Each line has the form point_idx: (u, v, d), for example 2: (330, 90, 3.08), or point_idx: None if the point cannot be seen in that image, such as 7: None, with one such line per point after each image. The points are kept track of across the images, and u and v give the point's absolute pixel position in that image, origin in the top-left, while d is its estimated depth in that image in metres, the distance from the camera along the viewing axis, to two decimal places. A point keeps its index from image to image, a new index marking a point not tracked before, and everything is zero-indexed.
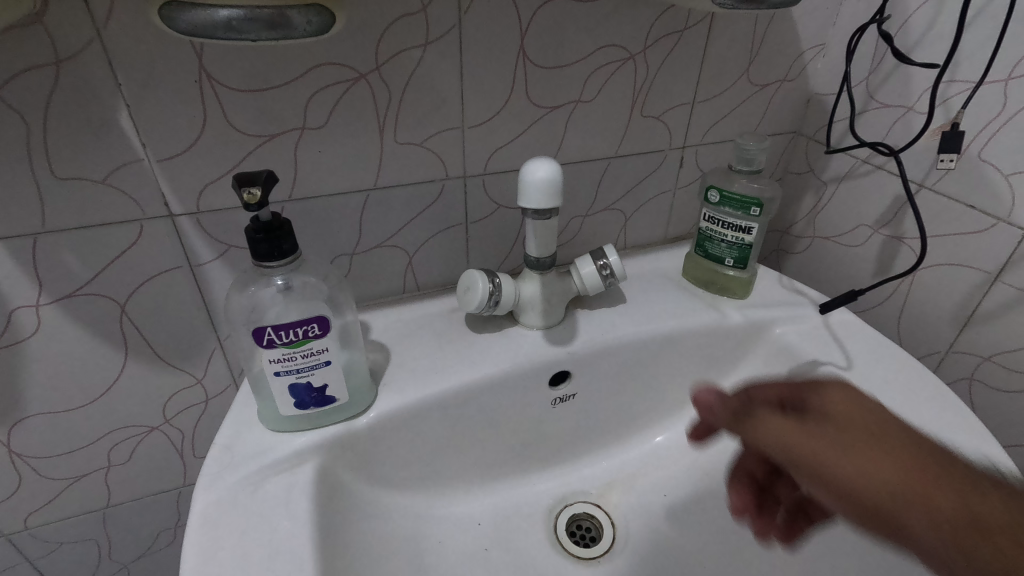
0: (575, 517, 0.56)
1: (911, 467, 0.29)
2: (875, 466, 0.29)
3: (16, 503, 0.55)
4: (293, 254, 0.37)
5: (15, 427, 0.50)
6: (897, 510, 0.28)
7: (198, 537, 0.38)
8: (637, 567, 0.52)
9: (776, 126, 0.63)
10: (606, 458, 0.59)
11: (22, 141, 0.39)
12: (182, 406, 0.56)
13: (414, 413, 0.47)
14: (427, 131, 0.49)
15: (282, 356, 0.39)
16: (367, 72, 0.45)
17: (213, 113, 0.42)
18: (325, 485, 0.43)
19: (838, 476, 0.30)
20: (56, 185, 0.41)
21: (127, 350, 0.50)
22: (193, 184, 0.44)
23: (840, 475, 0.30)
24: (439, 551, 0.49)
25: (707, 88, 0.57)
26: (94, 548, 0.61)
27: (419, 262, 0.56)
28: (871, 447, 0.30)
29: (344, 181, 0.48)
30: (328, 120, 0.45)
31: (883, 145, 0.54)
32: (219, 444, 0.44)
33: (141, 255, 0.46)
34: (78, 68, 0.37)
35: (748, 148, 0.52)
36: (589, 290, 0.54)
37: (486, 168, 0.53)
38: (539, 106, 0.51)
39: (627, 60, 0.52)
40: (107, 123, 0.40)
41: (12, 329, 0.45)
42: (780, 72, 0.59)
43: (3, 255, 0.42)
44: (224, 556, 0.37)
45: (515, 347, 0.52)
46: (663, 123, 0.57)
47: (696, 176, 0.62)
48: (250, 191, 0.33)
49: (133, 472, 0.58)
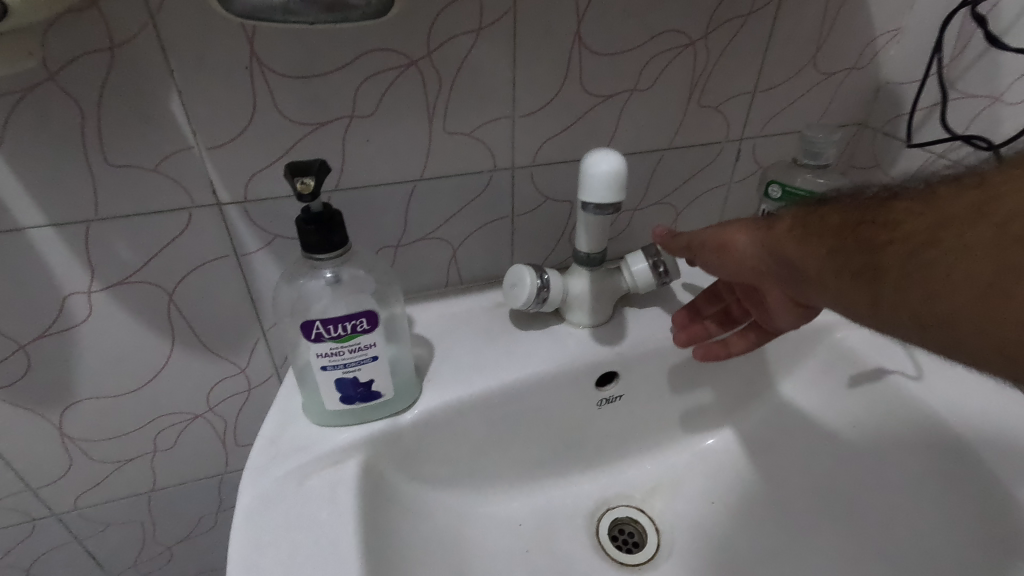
0: (618, 521, 0.54)
1: (812, 235, 0.41)
2: (787, 244, 0.42)
3: (67, 484, 0.56)
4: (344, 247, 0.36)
5: (67, 410, 0.51)
6: (817, 267, 0.40)
7: (244, 530, 0.37)
8: None
9: (842, 118, 0.59)
10: (651, 462, 0.57)
11: (77, 128, 0.38)
12: (225, 395, 0.56)
13: (459, 410, 0.46)
14: (476, 120, 0.47)
15: (329, 350, 0.39)
16: (418, 58, 0.43)
17: (263, 101, 0.41)
18: (369, 482, 0.42)
19: (754, 249, 0.45)
20: (109, 172, 0.41)
21: (174, 339, 0.50)
22: (241, 173, 0.44)
23: (754, 247, 0.45)
24: (480, 551, 0.48)
25: (770, 76, 0.53)
26: (139, 530, 0.63)
27: (463, 255, 0.55)
28: (775, 234, 0.43)
29: (391, 172, 0.47)
30: (377, 109, 0.44)
31: (982, 140, 0.52)
32: (264, 436, 0.43)
33: (190, 243, 0.46)
34: (132, 54, 0.37)
35: (816, 140, 0.49)
36: (640, 288, 0.51)
37: (535, 159, 0.51)
38: (592, 95, 0.49)
39: (687, 46, 0.49)
40: (159, 109, 0.39)
41: (65, 315, 0.46)
42: (850, 60, 0.55)
43: (57, 241, 0.42)
44: (270, 551, 0.36)
45: (561, 345, 0.50)
46: (722, 113, 0.54)
47: (752, 170, 0.59)
48: (304, 181, 0.32)
49: (177, 458, 0.59)
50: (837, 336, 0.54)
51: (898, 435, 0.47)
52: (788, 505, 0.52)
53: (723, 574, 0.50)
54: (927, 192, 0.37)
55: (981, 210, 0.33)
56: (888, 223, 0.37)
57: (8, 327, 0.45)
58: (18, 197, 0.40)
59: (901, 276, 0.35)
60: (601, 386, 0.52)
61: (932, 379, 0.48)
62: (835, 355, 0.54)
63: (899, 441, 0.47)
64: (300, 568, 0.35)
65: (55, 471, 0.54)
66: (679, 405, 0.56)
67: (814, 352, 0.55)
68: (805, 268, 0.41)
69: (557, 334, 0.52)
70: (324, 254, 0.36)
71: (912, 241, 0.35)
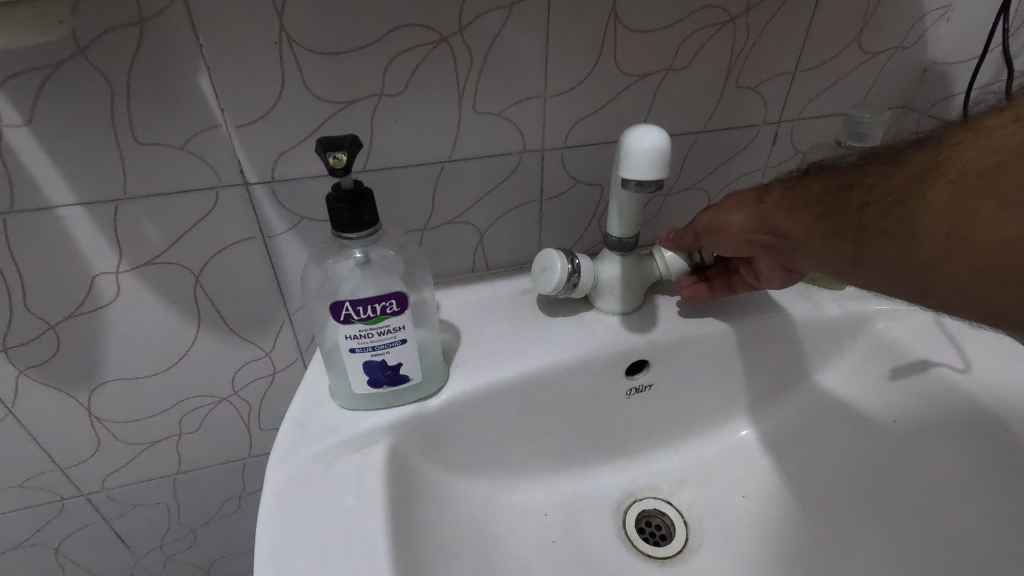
0: (645, 513, 0.53)
1: (802, 205, 0.40)
2: (779, 216, 0.42)
3: (95, 465, 0.56)
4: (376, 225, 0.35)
5: (95, 391, 0.51)
6: (810, 239, 0.40)
7: (272, 512, 0.37)
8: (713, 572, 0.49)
9: (886, 100, 0.57)
10: (679, 454, 0.56)
11: (106, 104, 0.38)
12: (250, 378, 0.56)
13: (486, 397, 0.45)
14: (507, 100, 0.46)
15: (358, 332, 0.38)
16: (449, 35, 0.42)
17: (291, 78, 0.40)
18: (396, 467, 0.41)
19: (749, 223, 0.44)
20: (137, 150, 0.40)
21: (200, 321, 0.50)
22: (269, 152, 0.43)
23: (747, 222, 0.44)
24: (506, 540, 0.47)
25: (812, 55, 0.51)
26: (164, 512, 0.63)
27: (490, 240, 0.53)
28: (765, 206, 0.43)
29: (419, 153, 0.46)
30: (407, 87, 0.43)
31: None
32: (291, 419, 0.43)
33: (217, 224, 0.45)
34: (162, 28, 0.36)
35: (862, 121, 0.46)
36: (673, 273, 0.51)
37: (566, 141, 0.50)
38: (627, 74, 0.48)
39: (726, 23, 0.47)
40: (187, 86, 0.39)
41: (93, 295, 0.46)
42: (897, 39, 0.53)
43: (86, 220, 0.42)
44: (297, 535, 0.36)
45: (591, 332, 0.49)
46: (760, 95, 0.52)
47: (790, 155, 0.57)
48: (336, 156, 0.31)
49: (202, 441, 0.59)
50: (878, 327, 0.52)
51: (948, 429, 0.45)
52: (824, 501, 0.50)
53: (754, 569, 0.48)
54: (899, 154, 0.37)
55: (937, 164, 0.33)
56: (862, 184, 0.37)
57: (38, 306, 0.45)
58: (48, 175, 0.39)
59: (873, 232, 0.35)
60: (632, 375, 0.50)
61: (982, 372, 0.46)
62: (876, 347, 0.52)
63: (946, 432, 0.45)
64: (327, 552, 0.35)
65: (83, 451, 0.55)
66: (709, 395, 0.54)
67: (854, 342, 0.53)
68: (793, 236, 0.41)
69: (586, 321, 0.50)
70: (355, 233, 0.35)
71: (881, 199, 0.35)
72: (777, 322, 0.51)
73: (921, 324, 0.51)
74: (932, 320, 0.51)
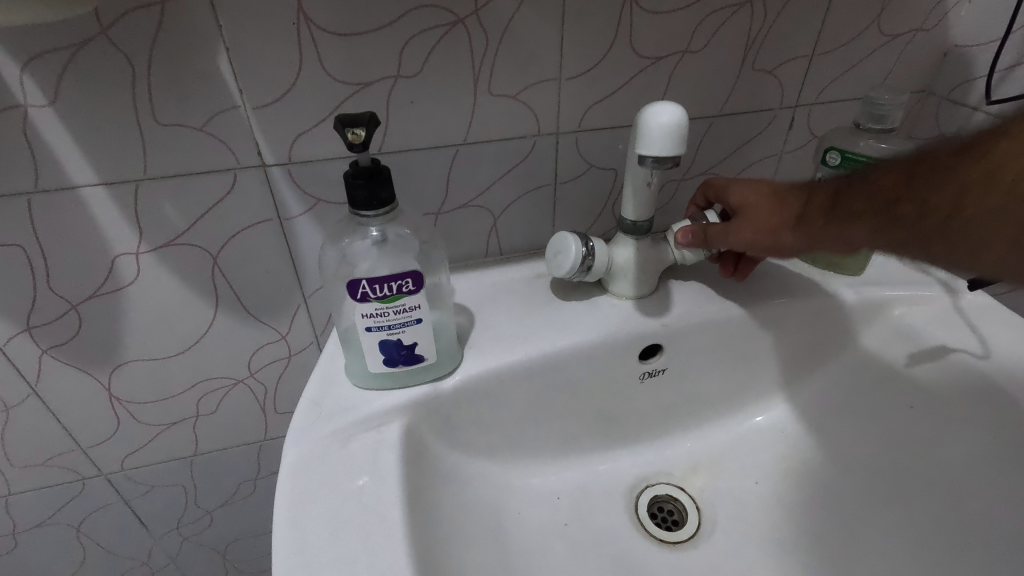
0: (658, 498, 0.53)
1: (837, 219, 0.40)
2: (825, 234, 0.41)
3: (115, 445, 0.57)
4: (392, 204, 0.36)
5: (116, 372, 0.52)
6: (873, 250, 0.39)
7: (289, 488, 0.38)
8: (725, 557, 0.49)
9: (905, 84, 0.56)
10: (692, 440, 0.56)
11: (128, 84, 0.38)
12: (266, 361, 0.57)
13: (500, 379, 0.45)
14: (522, 82, 0.46)
15: (375, 311, 0.38)
16: (465, 16, 0.42)
17: (308, 59, 0.41)
18: (411, 446, 0.42)
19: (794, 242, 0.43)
20: (158, 131, 0.41)
21: (218, 303, 0.51)
22: (286, 134, 0.43)
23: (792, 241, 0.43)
24: (519, 522, 0.48)
25: (830, 38, 0.51)
26: (182, 493, 0.64)
27: (504, 224, 0.54)
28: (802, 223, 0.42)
29: (434, 135, 0.46)
30: (423, 69, 0.43)
31: None
32: (308, 398, 0.43)
33: (235, 206, 0.46)
34: (183, 9, 0.37)
35: (881, 103, 0.46)
36: (687, 258, 0.50)
37: (580, 125, 0.50)
38: (642, 56, 0.47)
39: (744, 4, 0.47)
40: (207, 67, 0.39)
41: (114, 276, 0.46)
42: (918, 21, 0.52)
43: (108, 201, 0.43)
44: (315, 509, 0.36)
45: (605, 316, 0.49)
46: (777, 78, 0.52)
47: (806, 139, 0.57)
48: (354, 132, 0.31)
49: (219, 423, 0.60)
50: (896, 312, 0.52)
51: (968, 415, 0.45)
52: (839, 488, 0.50)
53: (768, 555, 0.48)
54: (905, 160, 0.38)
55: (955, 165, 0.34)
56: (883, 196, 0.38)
57: (61, 286, 0.46)
58: (72, 155, 0.40)
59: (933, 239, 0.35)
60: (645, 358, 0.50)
61: (1002, 358, 0.45)
62: (893, 332, 0.51)
63: (968, 421, 0.44)
64: (344, 528, 0.35)
65: (103, 431, 0.56)
66: (723, 381, 0.54)
67: (871, 327, 0.52)
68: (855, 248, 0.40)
69: (600, 305, 0.50)
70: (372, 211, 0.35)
71: (939, 208, 0.35)
72: (794, 306, 0.51)
73: (940, 310, 0.51)
74: (951, 305, 0.51)
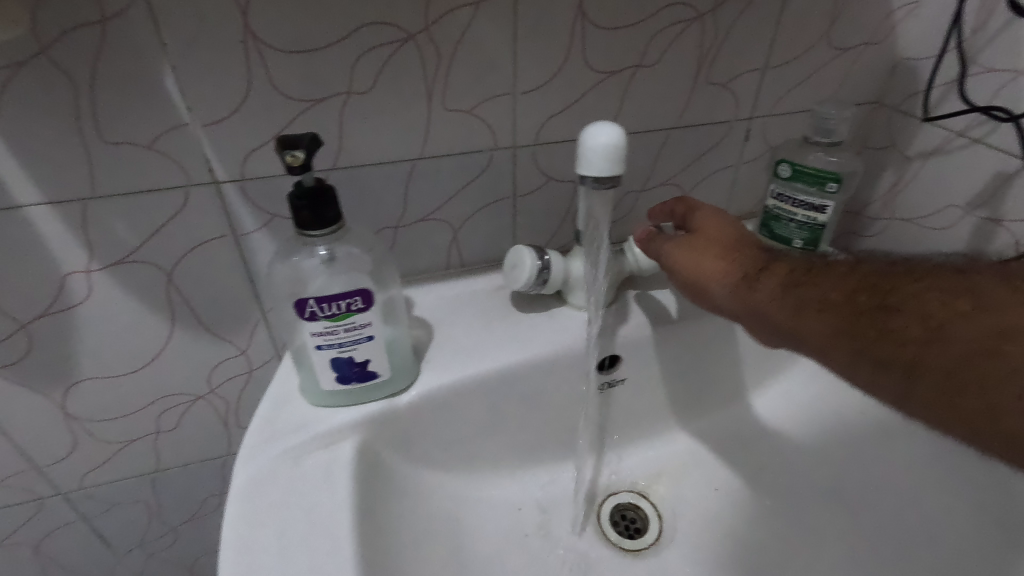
0: (620, 507, 0.54)
1: None
2: None
3: (72, 464, 0.56)
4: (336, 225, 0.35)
5: (70, 390, 0.51)
6: None
7: (239, 509, 0.37)
8: (682, 564, 0.49)
9: (856, 96, 0.57)
10: (654, 448, 0.57)
11: (71, 103, 0.38)
12: (227, 376, 0.56)
13: (458, 392, 0.46)
14: (477, 97, 0.46)
15: (324, 329, 0.38)
16: (416, 32, 0.42)
17: (257, 75, 0.40)
18: (367, 462, 0.42)
19: None
20: (104, 149, 0.40)
21: (174, 319, 0.50)
22: (238, 151, 0.43)
23: None
24: (479, 535, 0.48)
25: (781, 51, 0.52)
26: (144, 510, 0.63)
27: (464, 237, 0.54)
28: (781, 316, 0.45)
29: (389, 151, 0.46)
30: (375, 85, 0.43)
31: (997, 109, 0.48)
32: (261, 416, 0.43)
33: (188, 223, 0.45)
34: (126, 27, 0.36)
35: (827, 117, 0.47)
36: (643, 269, 0.51)
37: (537, 138, 0.50)
38: (596, 71, 0.48)
39: (694, 20, 0.47)
40: (153, 84, 0.39)
41: (65, 294, 0.46)
42: (866, 34, 0.53)
43: (54, 219, 0.42)
44: (264, 531, 0.36)
45: (563, 328, 0.50)
46: (731, 91, 0.53)
47: (762, 150, 0.58)
48: (293, 154, 0.31)
49: (180, 439, 0.59)
50: None
51: None
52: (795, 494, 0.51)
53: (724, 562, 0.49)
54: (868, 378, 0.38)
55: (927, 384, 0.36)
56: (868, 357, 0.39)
57: (9, 306, 0.45)
58: (15, 175, 0.40)
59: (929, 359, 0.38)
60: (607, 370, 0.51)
61: None
62: None
63: None
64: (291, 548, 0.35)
65: (61, 450, 0.55)
66: (683, 391, 0.55)
67: None
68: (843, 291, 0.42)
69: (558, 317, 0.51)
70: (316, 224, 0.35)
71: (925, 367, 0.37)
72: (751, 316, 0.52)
73: None
74: None
